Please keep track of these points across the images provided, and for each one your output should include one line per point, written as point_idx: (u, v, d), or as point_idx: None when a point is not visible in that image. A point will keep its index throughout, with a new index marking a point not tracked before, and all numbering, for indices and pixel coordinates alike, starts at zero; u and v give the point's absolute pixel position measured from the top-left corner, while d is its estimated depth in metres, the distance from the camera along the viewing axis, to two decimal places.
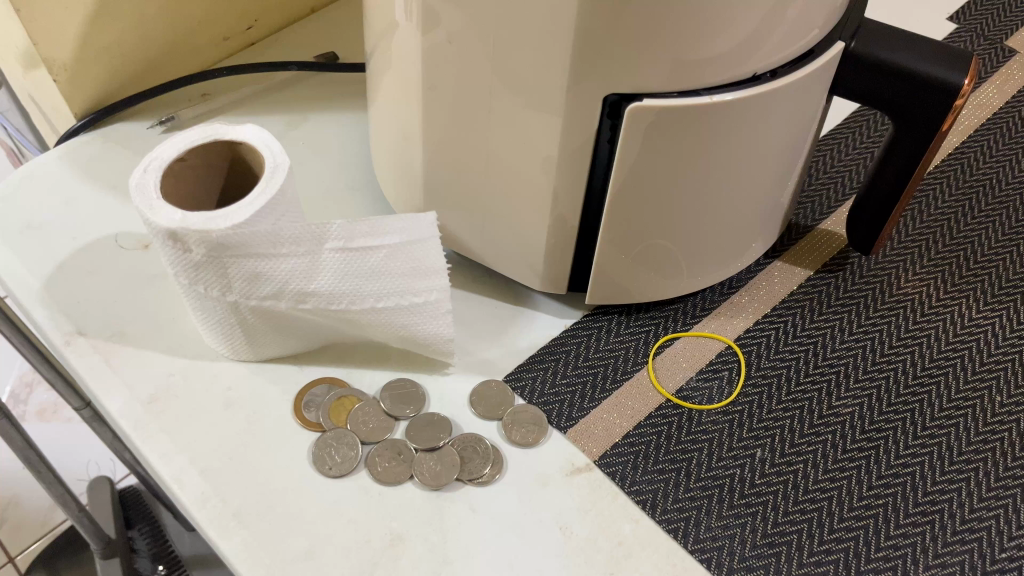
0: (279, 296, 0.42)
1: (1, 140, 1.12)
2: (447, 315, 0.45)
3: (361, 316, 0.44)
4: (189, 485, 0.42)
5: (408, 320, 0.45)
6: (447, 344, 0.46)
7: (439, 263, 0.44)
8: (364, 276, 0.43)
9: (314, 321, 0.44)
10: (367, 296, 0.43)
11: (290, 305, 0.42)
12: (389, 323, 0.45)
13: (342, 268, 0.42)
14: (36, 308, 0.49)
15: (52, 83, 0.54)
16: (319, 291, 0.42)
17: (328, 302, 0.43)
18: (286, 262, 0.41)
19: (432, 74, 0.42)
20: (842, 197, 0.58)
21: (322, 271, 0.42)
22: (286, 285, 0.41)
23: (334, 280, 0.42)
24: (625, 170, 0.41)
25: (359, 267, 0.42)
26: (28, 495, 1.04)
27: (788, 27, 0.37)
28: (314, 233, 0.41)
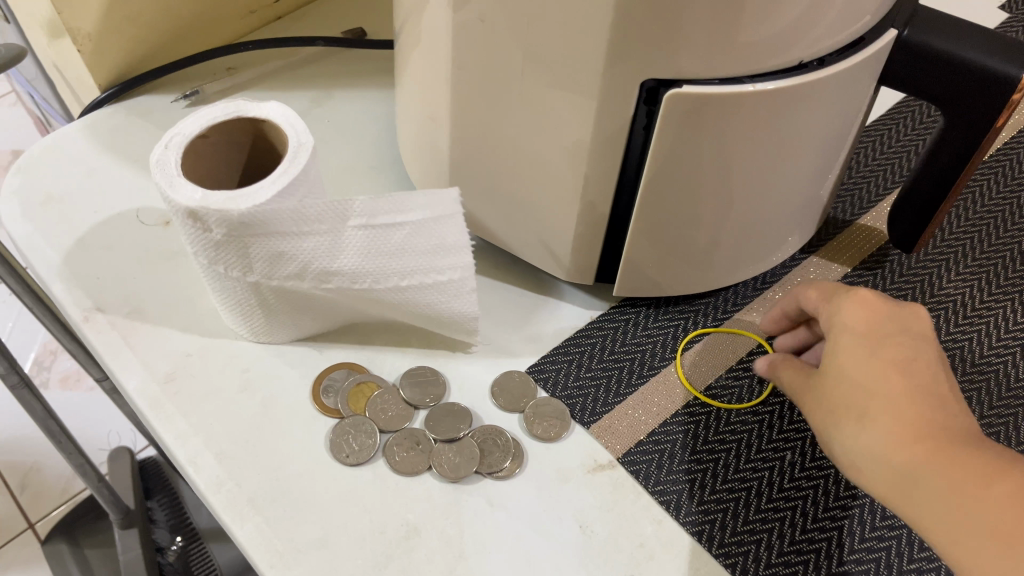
0: (301, 274, 0.41)
1: (30, 109, 1.12)
2: (474, 289, 0.44)
3: (388, 295, 0.43)
4: (204, 468, 0.41)
5: (436, 298, 0.44)
6: (470, 323, 0.45)
7: (463, 240, 0.43)
8: (386, 254, 0.42)
9: (338, 301, 0.44)
10: (392, 276, 0.42)
11: (312, 285, 0.41)
12: (417, 302, 0.44)
13: (366, 246, 0.41)
14: (54, 282, 0.48)
15: (76, 53, 0.53)
16: (343, 270, 0.41)
17: (352, 280, 0.42)
18: (308, 240, 0.39)
19: (462, 56, 0.40)
20: (883, 192, 0.56)
21: (346, 250, 0.41)
22: (309, 263, 0.40)
23: (357, 258, 0.41)
24: (660, 158, 0.39)
25: (381, 243, 0.41)
26: (49, 462, 1.05)
27: (839, 14, 0.36)
28: (337, 209, 0.39)
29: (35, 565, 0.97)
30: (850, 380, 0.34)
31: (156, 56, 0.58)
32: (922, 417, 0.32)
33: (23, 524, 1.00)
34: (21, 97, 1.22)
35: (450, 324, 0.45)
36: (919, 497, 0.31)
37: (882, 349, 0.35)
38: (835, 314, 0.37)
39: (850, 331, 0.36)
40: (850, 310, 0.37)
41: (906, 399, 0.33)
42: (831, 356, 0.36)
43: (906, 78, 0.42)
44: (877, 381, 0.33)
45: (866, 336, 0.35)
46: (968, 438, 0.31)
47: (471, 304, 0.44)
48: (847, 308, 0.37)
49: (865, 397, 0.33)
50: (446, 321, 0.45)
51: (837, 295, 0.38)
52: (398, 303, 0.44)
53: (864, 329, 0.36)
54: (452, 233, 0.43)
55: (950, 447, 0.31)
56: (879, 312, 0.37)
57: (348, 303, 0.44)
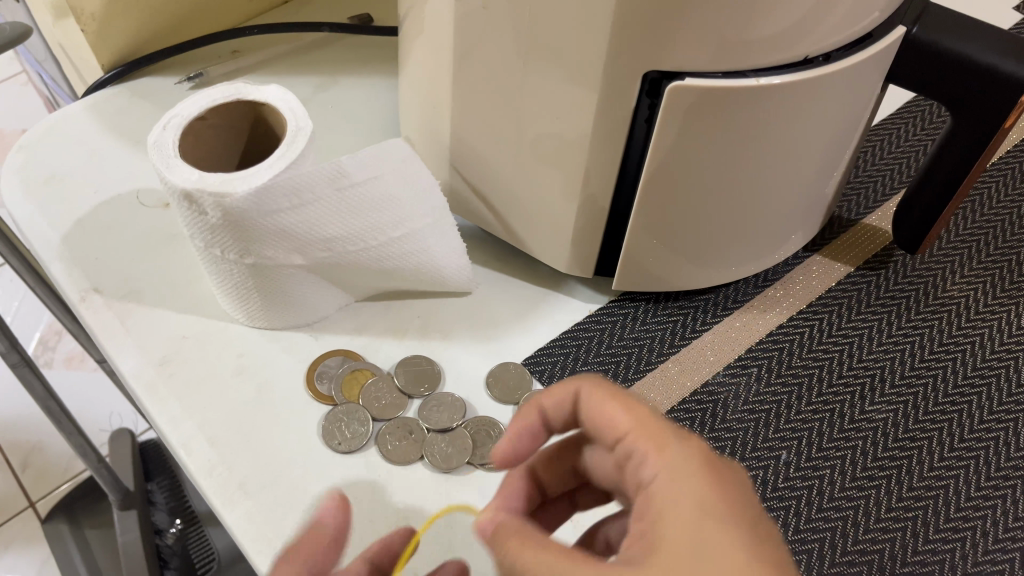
0: (298, 249, 0.40)
1: (39, 88, 1.12)
2: (452, 224, 0.45)
3: (379, 249, 0.43)
4: (196, 452, 0.41)
5: (420, 242, 0.44)
6: (467, 271, 0.47)
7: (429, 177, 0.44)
8: (374, 206, 0.42)
9: (334, 271, 0.44)
10: (380, 230, 0.42)
11: (308, 257, 0.41)
12: (404, 253, 0.44)
13: (356, 206, 0.41)
14: (53, 263, 0.48)
15: (81, 33, 0.53)
16: (340, 236, 0.41)
17: (346, 242, 0.42)
18: (304, 211, 0.39)
19: (464, 44, 0.40)
20: (890, 192, 0.55)
21: (340, 217, 0.41)
22: (307, 237, 0.40)
23: (353, 223, 0.41)
24: (662, 151, 0.39)
25: (367, 197, 0.41)
26: (51, 442, 1.05)
27: (845, 9, 0.35)
28: (330, 173, 0.39)
29: (34, 545, 0.98)
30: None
31: (161, 38, 0.58)
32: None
33: (23, 503, 1.01)
34: (29, 75, 1.22)
35: (437, 270, 0.46)
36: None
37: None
38: (678, 506, 0.26)
39: (711, 535, 0.25)
40: (707, 509, 0.26)
41: None
42: (687, 570, 0.24)
43: (914, 76, 0.41)
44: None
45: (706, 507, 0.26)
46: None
47: (450, 241, 0.46)
48: (697, 498, 0.26)
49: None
50: (434, 272, 0.46)
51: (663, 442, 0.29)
52: (388, 258, 0.44)
53: (734, 542, 0.25)
54: (416, 169, 0.43)
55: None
56: (739, 511, 0.26)
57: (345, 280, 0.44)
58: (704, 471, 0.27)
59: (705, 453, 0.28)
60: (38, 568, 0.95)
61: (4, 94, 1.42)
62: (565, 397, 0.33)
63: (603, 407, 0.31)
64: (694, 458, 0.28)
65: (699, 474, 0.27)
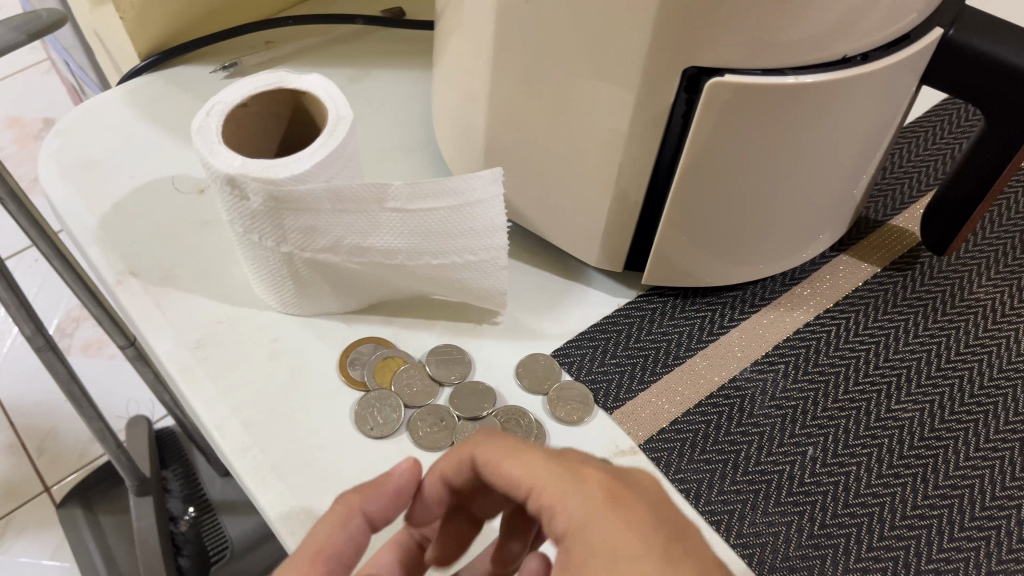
0: (335, 249, 0.41)
1: (64, 76, 1.13)
2: (507, 270, 0.44)
3: (421, 266, 0.43)
4: (231, 434, 0.42)
5: (469, 274, 0.44)
6: (500, 300, 0.46)
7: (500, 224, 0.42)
8: (424, 232, 0.42)
9: (368, 274, 0.44)
10: (425, 253, 0.43)
11: (346, 257, 0.42)
12: (450, 275, 0.44)
13: (402, 225, 0.41)
14: (90, 245, 0.49)
15: (119, 20, 0.53)
16: (376, 245, 0.42)
17: (385, 256, 0.42)
18: (345, 216, 0.40)
19: (503, 36, 0.40)
20: (917, 194, 0.56)
21: (383, 228, 0.41)
22: (345, 241, 0.41)
23: (389, 236, 0.41)
24: (698, 147, 0.39)
25: (418, 223, 0.41)
26: (67, 428, 1.06)
27: (886, 8, 0.35)
28: (373, 192, 0.39)
29: (49, 529, 0.98)
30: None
31: (197, 28, 0.59)
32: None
33: (40, 487, 1.01)
34: (54, 65, 1.23)
35: (484, 296, 0.46)
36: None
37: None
38: (595, 560, 0.26)
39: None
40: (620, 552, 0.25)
41: None
42: None
43: (950, 76, 0.41)
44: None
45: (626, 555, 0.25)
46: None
47: (501, 282, 0.44)
48: (610, 541, 0.26)
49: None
50: (478, 296, 0.46)
51: (563, 492, 0.27)
52: (428, 274, 0.44)
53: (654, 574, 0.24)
54: (491, 214, 0.42)
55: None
56: (651, 539, 0.26)
57: (381, 277, 0.44)
58: (610, 511, 0.26)
59: (605, 488, 0.27)
60: (51, 553, 0.96)
61: (26, 84, 1.43)
62: (463, 463, 0.32)
63: (504, 467, 0.30)
64: (594, 495, 0.27)
65: (607, 512, 0.26)
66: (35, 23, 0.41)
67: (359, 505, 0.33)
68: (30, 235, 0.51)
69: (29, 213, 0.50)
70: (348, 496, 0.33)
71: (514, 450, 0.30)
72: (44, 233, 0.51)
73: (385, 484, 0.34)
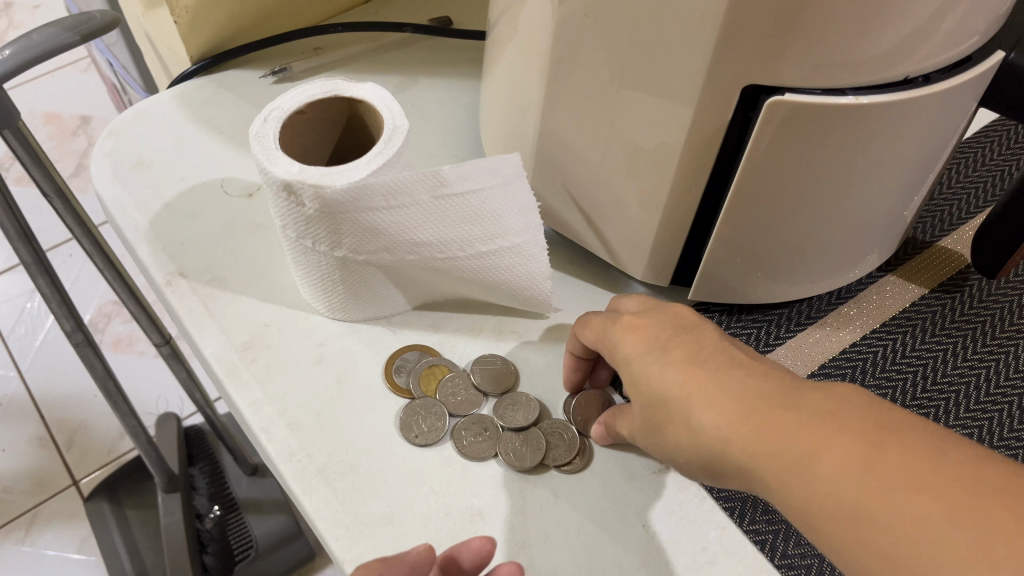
0: (387, 247, 0.41)
1: (106, 75, 1.15)
2: (544, 250, 0.45)
3: (466, 261, 0.44)
4: (277, 437, 0.42)
5: (511, 263, 0.44)
6: (546, 293, 0.47)
7: (530, 201, 0.43)
8: (467, 218, 0.42)
9: (412, 274, 0.44)
10: (469, 245, 0.43)
11: (398, 255, 0.42)
12: (492, 270, 0.45)
13: (453, 214, 0.41)
14: (139, 245, 0.49)
15: (173, 25, 0.54)
16: (426, 239, 0.42)
17: (436, 250, 0.42)
18: (400, 214, 0.40)
19: (559, 50, 0.41)
20: (965, 216, 0.55)
21: (434, 221, 0.41)
22: (398, 238, 0.41)
23: (438, 229, 0.42)
24: (753, 165, 0.39)
25: (463, 209, 0.41)
26: (97, 422, 1.07)
27: (952, 29, 0.35)
28: (426, 181, 0.39)
29: (76, 523, 0.99)
30: (686, 418, 0.32)
31: (247, 33, 0.60)
32: (786, 427, 0.29)
33: (68, 481, 1.02)
34: (96, 65, 1.25)
35: (523, 291, 0.46)
36: (852, 520, 0.26)
37: (708, 377, 0.32)
38: (630, 366, 0.36)
39: (656, 370, 0.34)
40: (642, 361, 0.35)
41: (715, 386, 0.32)
42: (663, 405, 0.33)
43: (1009, 96, 0.41)
44: (722, 406, 0.31)
45: (647, 352, 0.35)
46: (844, 413, 0.29)
47: (541, 267, 0.45)
48: (633, 353, 0.36)
49: (713, 423, 0.31)
50: (519, 290, 0.46)
51: (607, 328, 0.39)
52: (471, 274, 0.45)
53: (670, 364, 0.34)
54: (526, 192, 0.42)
55: (845, 431, 0.28)
56: (662, 344, 0.35)
57: (423, 275, 0.45)
58: (634, 331, 0.37)
59: (633, 320, 0.38)
60: (78, 546, 0.97)
61: (65, 81, 1.46)
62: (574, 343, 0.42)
63: (580, 325, 0.41)
64: (623, 327, 0.38)
65: (632, 335, 0.37)
66: (88, 23, 0.40)
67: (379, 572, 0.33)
68: (70, 226, 0.53)
69: (71, 206, 0.51)
70: (364, 570, 0.33)
71: (585, 320, 0.41)
72: (83, 222, 0.52)
73: (402, 558, 0.34)
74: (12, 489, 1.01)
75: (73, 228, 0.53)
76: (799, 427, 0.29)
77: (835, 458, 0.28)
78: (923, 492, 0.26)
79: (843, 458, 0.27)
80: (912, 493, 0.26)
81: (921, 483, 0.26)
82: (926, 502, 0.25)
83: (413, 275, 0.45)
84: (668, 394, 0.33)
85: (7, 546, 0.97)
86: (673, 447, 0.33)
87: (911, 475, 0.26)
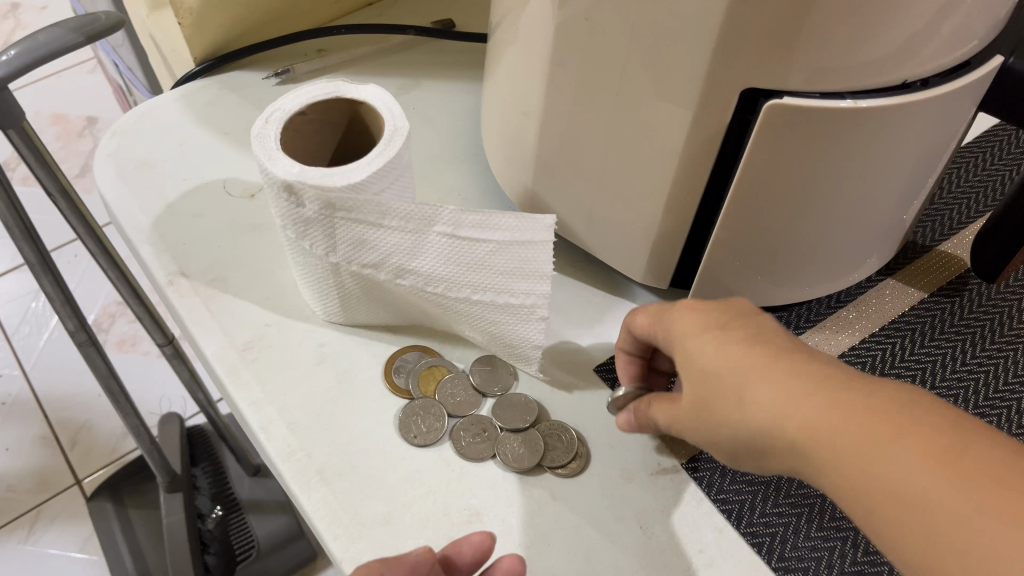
0: (379, 266, 0.41)
1: (111, 76, 1.15)
2: (542, 320, 0.43)
3: (457, 302, 0.43)
4: (276, 436, 0.42)
5: (503, 316, 0.43)
6: (534, 354, 0.45)
7: (544, 269, 0.42)
8: (467, 264, 0.42)
9: (405, 299, 0.44)
10: (463, 287, 0.42)
11: (388, 277, 0.42)
12: (484, 316, 0.44)
13: (449, 253, 0.41)
14: (141, 245, 0.50)
15: (178, 26, 0.54)
16: (419, 270, 0.42)
17: (426, 282, 0.42)
18: (391, 235, 0.40)
19: (560, 53, 0.41)
20: (965, 220, 0.55)
21: (434, 257, 0.41)
22: (391, 260, 0.41)
23: (433, 262, 0.42)
24: (752, 167, 0.39)
25: (464, 257, 0.41)
26: (101, 422, 1.07)
27: (950, 33, 0.35)
28: (422, 214, 0.40)
29: (79, 522, 0.99)
30: (744, 392, 0.31)
31: (250, 35, 0.60)
32: (851, 409, 0.28)
33: (71, 480, 1.02)
34: (103, 67, 1.25)
35: (511, 343, 0.45)
36: (915, 511, 0.26)
37: (776, 361, 0.31)
38: (686, 343, 0.34)
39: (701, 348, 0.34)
40: (698, 339, 0.34)
41: (772, 363, 0.31)
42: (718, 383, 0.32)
43: (1008, 100, 0.41)
44: (786, 387, 0.30)
45: (708, 331, 0.34)
46: (912, 402, 0.28)
47: (535, 334, 0.44)
48: (685, 336, 0.35)
49: (776, 400, 0.30)
50: (509, 346, 0.45)
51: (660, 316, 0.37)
52: (466, 317, 0.44)
53: (731, 340, 0.33)
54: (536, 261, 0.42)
55: (905, 419, 0.27)
56: (722, 324, 0.34)
57: (423, 305, 0.45)
58: (692, 312, 0.36)
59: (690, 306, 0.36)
60: (80, 545, 0.97)
61: (71, 82, 1.46)
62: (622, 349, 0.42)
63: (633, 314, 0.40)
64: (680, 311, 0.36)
65: (691, 316, 0.35)
66: (94, 24, 0.40)
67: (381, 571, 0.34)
68: (85, 241, 0.55)
69: (84, 216, 0.52)
70: (366, 569, 0.34)
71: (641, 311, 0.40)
72: (96, 236, 0.54)
73: (403, 559, 0.34)
74: (17, 488, 1.02)
75: (88, 242, 0.55)
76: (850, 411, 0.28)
77: (895, 446, 0.27)
78: (994, 491, 0.25)
79: (910, 448, 0.27)
80: (983, 489, 0.25)
81: (991, 478, 0.25)
82: (994, 497, 0.25)
83: (410, 301, 0.45)
84: (725, 373, 0.32)
85: (11, 545, 0.97)
86: (720, 425, 0.32)
87: (979, 471, 0.25)
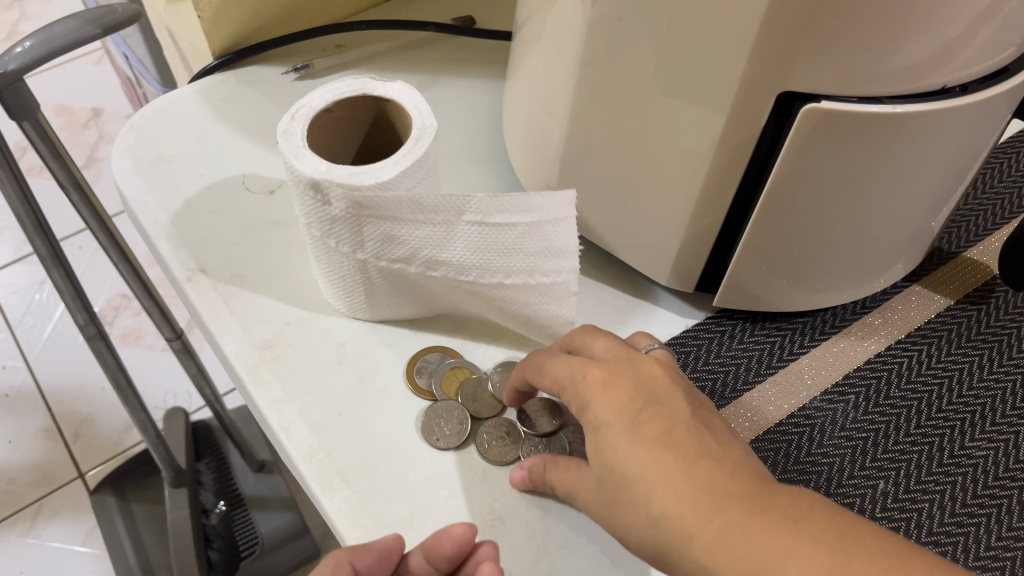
0: (409, 260, 0.41)
1: (118, 66, 1.14)
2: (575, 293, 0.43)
3: (488, 289, 0.43)
4: (297, 437, 0.42)
5: (536, 297, 0.43)
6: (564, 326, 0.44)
7: (570, 245, 0.41)
8: (499, 250, 0.41)
9: (435, 288, 0.44)
10: (496, 272, 0.42)
11: (419, 270, 0.42)
12: (517, 300, 0.43)
13: (481, 243, 0.41)
14: (159, 241, 0.49)
15: (198, 19, 0.54)
16: (450, 260, 0.41)
17: (457, 273, 0.42)
18: (421, 228, 0.40)
19: (590, 52, 0.40)
20: (990, 227, 0.55)
21: (466, 246, 0.41)
22: (421, 254, 0.41)
23: (464, 252, 0.41)
24: (787, 171, 0.39)
25: (496, 242, 0.41)
26: (104, 415, 1.07)
27: (992, 38, 0.35)
28: (452, 203, 0.39)
29: (82, 516, 0.99)
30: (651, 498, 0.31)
31: (269, 29, 0.59)
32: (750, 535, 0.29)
33: (74, 473, 1.02)
34: (111, 58, 1.25)
35: (546, 327, 0.45)
36: None
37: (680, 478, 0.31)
38: (599, 432, 0.34)
39: (632, 443, 0.33)
40: (611, 430, 0.34)
41: (674, 471, 0.31)
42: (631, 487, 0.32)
43: None
44: (683, 495, 0.31)
45: (622, 417, 0.34)
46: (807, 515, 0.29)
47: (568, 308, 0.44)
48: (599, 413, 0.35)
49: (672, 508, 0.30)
50: (539, 321, 0.44)
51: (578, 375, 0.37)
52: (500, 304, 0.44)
53: (637, 434, 0.33)
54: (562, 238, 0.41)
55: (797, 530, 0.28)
56: (634, 412, 0.34)
57: (453, 294, 0.44)
58: (602, 381, 0.36)
59: (601, 378, 0.36)
60: (82, 539, 0.97)
61: (76, 73, 1.45)
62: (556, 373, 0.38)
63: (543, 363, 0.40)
64: (594, 382, 0.36)
65: (606, 395, 0.35)
66: (109, 16, 0.39)
67: (348, 558, 0.36)
68: (95, 234, 0.54)
69: (95, 207, 0.52)
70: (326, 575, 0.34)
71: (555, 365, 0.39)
72: (106, 227, 0.54)
73: (370, 545, 0.36)
74: (19, 480, 1.01)
75: (98, 234, 0.54)
76: (735, 533, 0.29)
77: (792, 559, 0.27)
78: None
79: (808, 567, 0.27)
80: None
81: None
82: None
83: (441, 290, 0.44)
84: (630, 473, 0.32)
85: (13, 538, 0.97)
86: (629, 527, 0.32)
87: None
